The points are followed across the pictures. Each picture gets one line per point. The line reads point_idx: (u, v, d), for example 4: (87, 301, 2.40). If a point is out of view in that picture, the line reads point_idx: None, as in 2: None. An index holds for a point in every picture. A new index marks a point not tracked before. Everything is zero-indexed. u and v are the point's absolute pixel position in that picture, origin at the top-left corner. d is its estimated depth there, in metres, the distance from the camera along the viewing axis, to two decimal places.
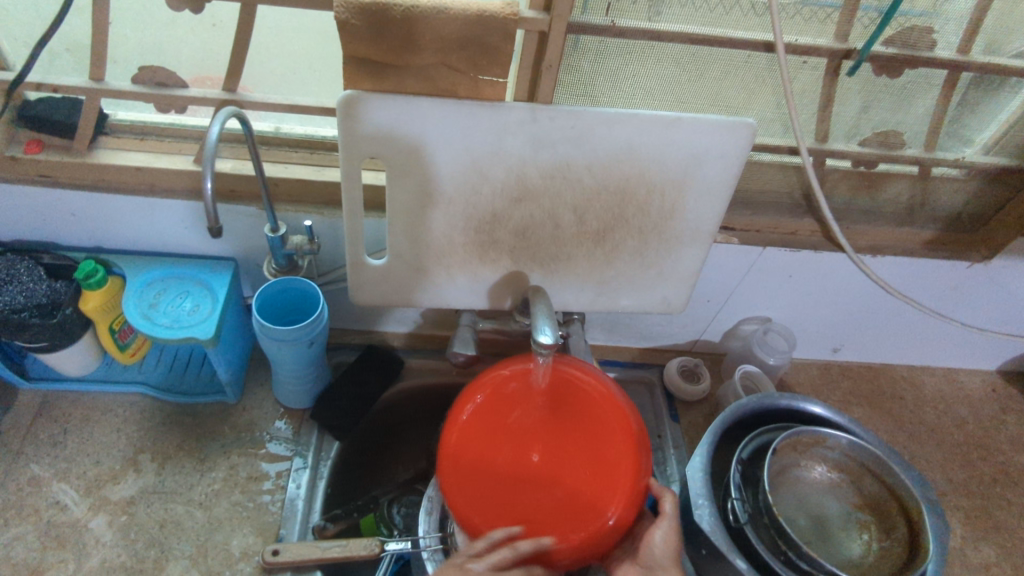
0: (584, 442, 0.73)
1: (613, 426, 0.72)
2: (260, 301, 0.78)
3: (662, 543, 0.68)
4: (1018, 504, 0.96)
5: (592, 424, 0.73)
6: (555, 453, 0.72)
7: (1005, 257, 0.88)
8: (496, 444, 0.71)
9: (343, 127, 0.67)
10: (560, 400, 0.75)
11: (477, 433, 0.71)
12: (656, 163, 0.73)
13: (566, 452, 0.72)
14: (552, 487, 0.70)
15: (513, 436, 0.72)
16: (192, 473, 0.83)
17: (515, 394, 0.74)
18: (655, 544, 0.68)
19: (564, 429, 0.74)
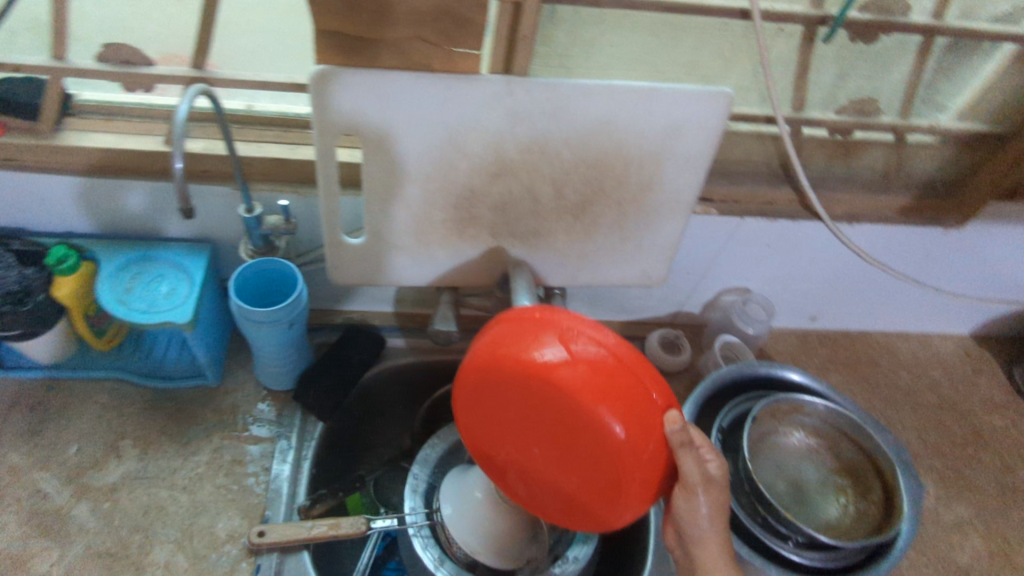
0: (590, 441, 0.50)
1: (640, 395, 0.50)
2: (237, 283, 0.77)
3: (705, 510, 0.56)
4: (990, 464, 0.99)
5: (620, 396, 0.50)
6: (563, 445, 0.52)
7: (978, 222, 0.89)
8: (500, 420, 0.55)
9: (316, 104, 0.65)
10: (555, 393, 0.49)
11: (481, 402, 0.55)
12: (634, 134, 0.72)
13: (573, 450, 0.51)
14: (565, 478, 0.54)
15: (510, 426, 0.54)
16: (175, 457, 0.83)
17: (502, 383, 0.52)
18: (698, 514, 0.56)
19: (565, 427, 0.51)
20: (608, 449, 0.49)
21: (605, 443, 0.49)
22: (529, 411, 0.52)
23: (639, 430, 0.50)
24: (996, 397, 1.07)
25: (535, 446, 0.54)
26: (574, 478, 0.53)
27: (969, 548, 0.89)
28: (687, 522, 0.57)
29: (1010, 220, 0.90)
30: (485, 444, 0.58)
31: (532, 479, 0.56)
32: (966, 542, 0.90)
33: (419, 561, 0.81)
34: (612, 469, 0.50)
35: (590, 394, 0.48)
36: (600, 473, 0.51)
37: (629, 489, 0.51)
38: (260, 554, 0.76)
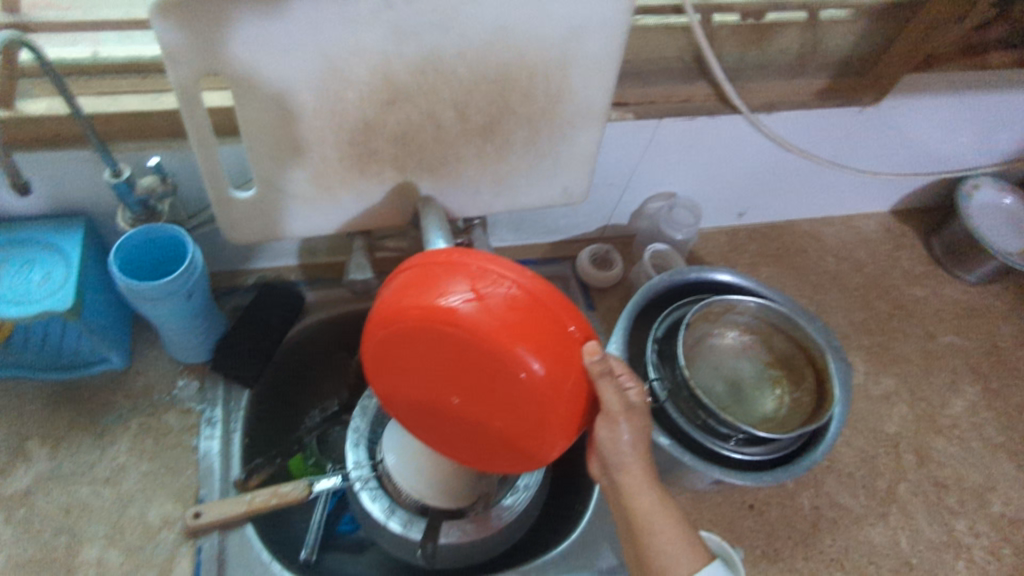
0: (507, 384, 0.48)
1: (556, 331, 0.48)
2: (119, 257, 0.69)
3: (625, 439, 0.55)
4: (913, 334, 1.03)
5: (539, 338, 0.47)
6: (480, 394, 0.50)
7: (895, 97, 0.87)
8: (408, 377, 0.51)
9: (162, 40, 0.56)
10: (468, 340, 0.47)
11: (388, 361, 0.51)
12: (534, 42, 0.66)
13: (491, 397, 0.49)
14: (487, 424, 0.52)
15: (424, 382, 0.51)
16: (91, 451, 0.77)
17: (411, 337, 0.49)
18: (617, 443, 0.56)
19: (481, 374, 0.48)
20: (528, 390, 0.48)
21: (523, 385, 0.47)
22: (442, 363, 0.49)
23: (559, 367, 0.48)
24: (916, 269, 1.11)
25: (452, 398, 0.51)
26: (494, 425, 0.51)
27: (897, 416, 0.94)
28: (610, 452, 0.57)
29: (927, 93, 0.88)
30: (403, 405, 0.55)
31: (454, 431, 0.54)
32: (893, 411, 0.95)
33: (371, 514, 0.79)
34: (533, 409, 0.49)
35: (505, 335, 0.46)
36: (521, 416, 0.49)
37: (552, 427, 0.50)
38: (200, 535, 0.73)
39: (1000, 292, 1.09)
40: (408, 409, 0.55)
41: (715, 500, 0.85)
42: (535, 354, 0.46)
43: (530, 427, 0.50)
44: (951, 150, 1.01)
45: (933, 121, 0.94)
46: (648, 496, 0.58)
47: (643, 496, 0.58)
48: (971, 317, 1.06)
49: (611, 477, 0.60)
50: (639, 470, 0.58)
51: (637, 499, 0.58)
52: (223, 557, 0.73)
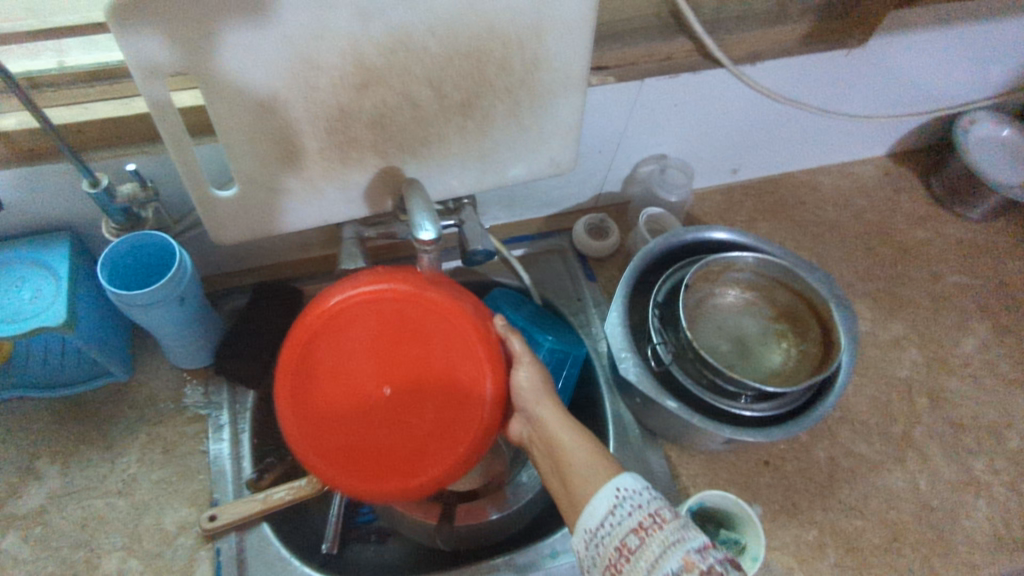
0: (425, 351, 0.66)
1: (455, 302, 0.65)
2: (106, 267, 0.68)
3: (528, 382, 0.68)
4: (918, 277, 1.01)
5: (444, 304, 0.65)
6: (406, 357, 0.66)
7: (880, 36, 0.85)
8: (347, 361, 0.66)
9: (123, 43, 0.55)
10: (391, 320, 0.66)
11: (330, 349, 0.66)
12: (504, 10, 0.64)
13: (416, 370, 0.66)
14: (416, 406, 0.66)
15: (353, 379, 0.66)
16: (102, 463, 0.77)
17: (344, 332, 0.65)
18: (522, 386, 0.68)
19: (401, 349, 0.66)
20: (441, 339, 0.66)
21: (437, 347, 0.66)
22: (375, 333, 0.66)
23: (460, 331, 0.65)
24: (917, 211, 1.09)
25: (379, 394, 0.66)
26: (422, 385, 0.66)
27: (907, 361, 0.94)
28: (525, 395, 0.69)
29: (913, 28, 0.86)
30: (330, 415, 0.65)
31: (387, 423, 0.66)
32: (904, 356, 0.94)
33: None
34: (446, 356, 0.66)
35: (421, 295, 0.65)
36: (439, 382, 0.66)
37: (467, 375, 0.66)
38: (217, 537, 0.73)
39: (1003, 227, 1.07)
40: (337, 418, 0.66)
41: (729, 460, 0.84)
42: (442, 319, 0.65)
43: (449, 378, 0.66)
44: (943, 86, 0.99)
45: (924, 58, 0.92)
46: (563, 433, 0.66)
47: (559, 432, 0.66)
48: (975, 255, 1.04)
49: (536, 424, 0.69)
50: (549, 407, 0.67)
51: (556, 436, 0.66)
52: (242, 556, 0.73)
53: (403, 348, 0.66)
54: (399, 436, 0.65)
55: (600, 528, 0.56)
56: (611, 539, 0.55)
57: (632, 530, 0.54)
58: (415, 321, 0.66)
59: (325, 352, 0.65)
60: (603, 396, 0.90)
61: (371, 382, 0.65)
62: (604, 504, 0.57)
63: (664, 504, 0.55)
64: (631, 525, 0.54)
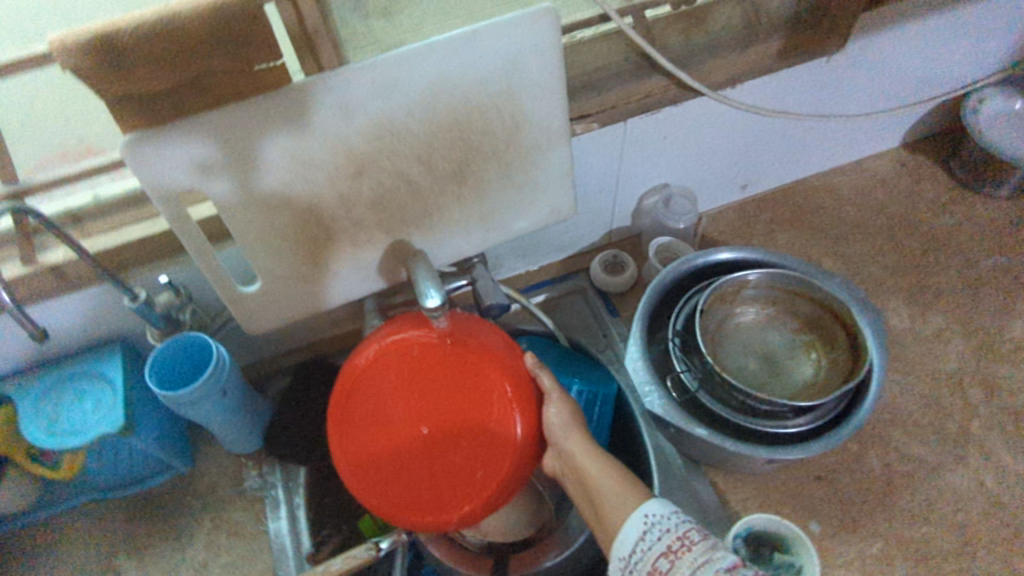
0: (459, 392, 0.67)
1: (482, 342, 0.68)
2: (153, 371, 0.75)
3: (557, 419, 0.69)
4: (951, 264, 0.98)
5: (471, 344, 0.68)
6: (436, 396, 0.67)
7: (859, 38, 0.85)
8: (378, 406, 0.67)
9: (140, 174, 0.63)
10: (428, 363, 0.68)
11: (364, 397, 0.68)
12: (475, 84, 0.69)
13: (450, 410, 0.67)
14: (449, 448, 0.66)
15: (390, 421, 0.67)
16: (173, 554, 0.82)
17: (382, 375, 0.68)
18: (553, 422, 0.69)
19: (431, 390, 0.67)
20: (468, 375, 0.67)
21: (470, 388, 0.67)
22: (405, 377, 0.67)
23: (485, 367, 0.67)
24: (942, 196, 1.06)
25: (414, 433, 0.66)
26: (452, 423, 0.66)
27: (953, 352, 0.90)
28: (557, 431, 0.69)
29: (891, 24, 0.86)
30: (366, 458, 0.67)
31: (421, 463, 0.66)
32: (948, 348, 0.90)
33: (440, 561, 0.81)
34: (475, 393, 0.67)
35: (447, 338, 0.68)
36: (472, 422, 0.66)
37: (495, 411, 0.66)
38: None
39: None
40: (373, 461, 0.66)
41: (778, 479, 0.82)
42: (476, 359, 0.67)
43: (479, 415, 0.66)
44: (941, 71, 0.98)
45: (911, 48, 0.91)
46: (592, 465, 0.67)
47: (591, 467, 0.67)
48: (1011, 232, 1.00)
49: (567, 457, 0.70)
50: (580, 441, 0.68)
51: (586, 469, 0.67)
52: None
53: (431, 387, 0.67)
54: (433, 475, 0.66)
55: (633, 555, 0.57)
56: (644, 564, 0.56)
57: (662, 554, 0.55)
58: (449, 362, 0.68)
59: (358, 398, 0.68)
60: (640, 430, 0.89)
61: (401, 424, 0.67)
62: (635, 531, 0.58)
63: (692, 526, 0.56)
64: (661, 549, 0.55)
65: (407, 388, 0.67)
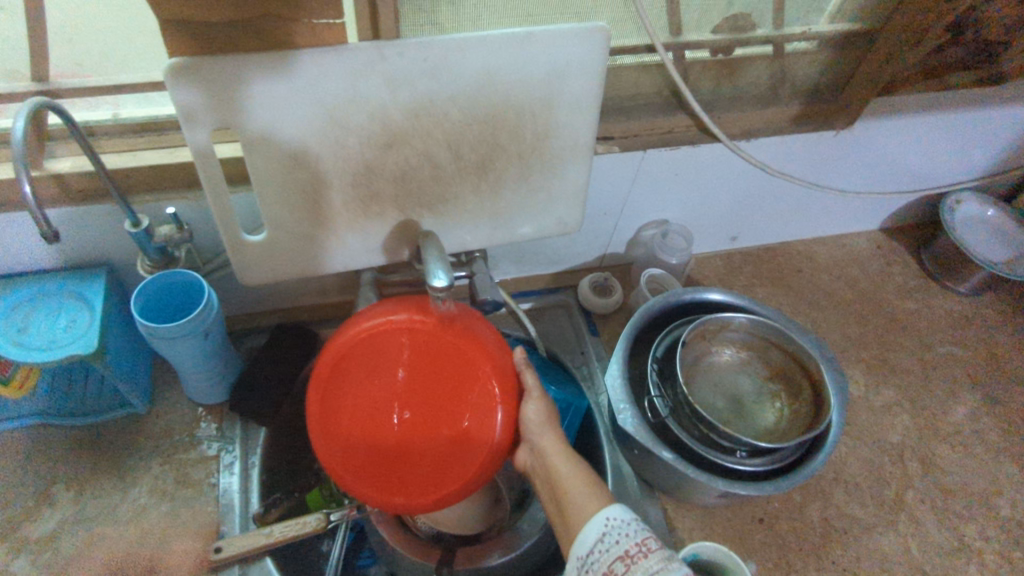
0: (446, 382, 0.67)
1: (473, 334, 0.68)
2: (139, 301, 0.73)
3: (536, 416, 0.70)
4: (910, 346, 1.05)
5: (462, 334, 0.67)
6: (420, 381, 0.67)
7: (865, 120, 0.91)
8: (362, 384, 0.67)
9: (175, 99, 0.61)
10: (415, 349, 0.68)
11: (348, 373, 0.67)
12: (518, 84, 0.71)
13: (436, 399, 0.67)
14: (427, 434, 0.66)
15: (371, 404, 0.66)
16: (115, 492, 0.80)
17: (367, 359, 0.67)
18: (531, 419, 0.70)
19: (416, 376, 0.67)
20: (455, 363, 0.67)
21: (457, 379, 0.67)
22: (392, 359, 0.67)
23: (473, 359, 0.67)
24: (909, 282, 1.13)
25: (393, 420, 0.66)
26: (433, 409, 0.67)
27: (899, 426, 0.95)
28: (533, 428, 0.70)
29: (896, 114, 0.92)
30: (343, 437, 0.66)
31: (397, 446, 0.66)
32: (896, 421, 0.96)
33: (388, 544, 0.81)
34: (459, 383, 0.67)
35: (439, 325, 0.67)
36: (454, 410, 0.67)
37: (477, 403, 0.67)
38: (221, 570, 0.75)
39: (992, 301, 1.11)
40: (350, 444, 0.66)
41: (725, 517, 0.86)
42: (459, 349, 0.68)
43: (459, 404, 0.67)
44: (929, 167, 1.06)
45: (908, 140, 0.98)
46: (565, 466, 0.67)
47: (559, 465, 0.67)
48: (965, 326, 1.08)
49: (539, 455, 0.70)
50: (552, 440, 0.69)
51: (557, 467, 0.67)
52: None
53: (416, 372, 0.67)
54: (406, 459, 0.66)
55: (589, 557, 0.58)
56: (599, 566, 0.56)
57: (619, 557, 0.55)
58: (443, 352, 0.67)
59: (341, 373, 0.67)
60: (603, 447, 0.91)
61: (382, 405, 0.66)
62: (594, 532, 0.59)
63: (650, 534, 0.57)
64: (618, 552, 0.56)
65: (391, 370, 0.67)
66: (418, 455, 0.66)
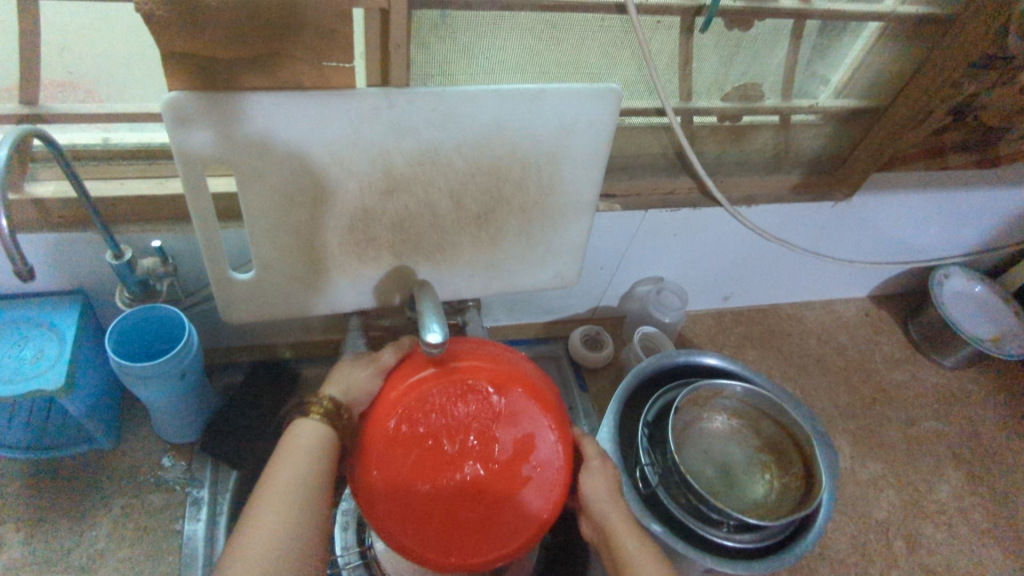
0: (514, 454, 0.60)
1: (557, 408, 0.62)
2: (114, 335, 0.70)
3: (598, 486, 0.64)
4: (896, 417, 1.04)
5: (548, 408, 0.61)
6: (489, 446, 0.59)
7: (864, 193, 0.92)
8: (426, 435, 0.58)
9: (174, 132, 0.59)
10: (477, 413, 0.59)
11: (413, 419, 0.58)
12: (526, 138, 0.70)
13: (500, 469, 0.60)
14: (476, 502, 0.60)
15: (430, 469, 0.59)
16: (69, 535, 0.75)
17: (428, 424, 0.59)
18: (594, 489, 0.64)
19: (486, 438, 0.60)
20: (530, 438, 0.60)
21: (525, 445, 0.60)
22: (465, 415, 0.59)
23: (550, 438, 0.61)
24: (896, 352, 1.14)
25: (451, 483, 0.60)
26: (493, 478, 0.60)
27: (885, 501, 0.94)
28: (593, 502, 0.64)
29: (894, 188, 0.93)
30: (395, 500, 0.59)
31: (456, 512, 0.59)
32: (881, 496, 0.94)
33: None
34: (528, 458, 0.61)
35: (528, 394, 0.60)
36: (518, 479, 0.60)
37: (539, 485, 0.61)
38: None
39: (976, 377, 1.12)
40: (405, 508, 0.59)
41: None
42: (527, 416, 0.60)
43: (520, 481, 0.60)
44: (923, 240, 1.07)
45: (904, 213, 0.99)
46: (631, 542, 0.60)
47: (629, 544, 0.60)
48: (950, 401, 1.08)
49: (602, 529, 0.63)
50: (620, 512, 0.63)
51: (621, 542, 0.60)
52: None
53: (490, 433, 0.60)
54: (448, 519, 0.60)
55: None
56: None
57: None
58: (520, 420, 0.60)
59: (406, 415, 0.58)
60: None
61: (440, 459, 0.59)
62: None
63: None
64: None
65: (462, 425, 0.59)
66: (460, 522, 0.60)
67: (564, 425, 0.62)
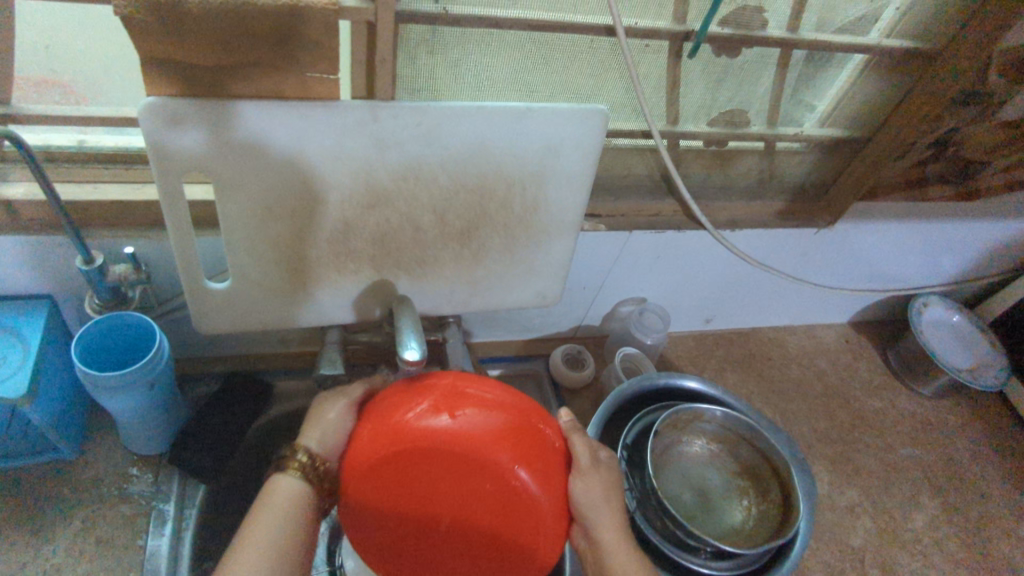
0: (497, 505, 0.57)
1: (537, 450, 0.59)
2: (81, 343, 0.67)
3: (589, 492, 0.60)
4: (873, 445, 1.04)
5: (525, 450, 0.58)
6: (468, 497, 0.57)
7: (846, 221, 0.93)
8: (400, 487, 0.56)
9: (150, 138, 0.57)
10: (439, 459, 0.57)
11: (383, 470, 0.56)
12: (512, 156, 0.69)
13: (484, 522, 0.57)
14: (462, 559, 0.57)
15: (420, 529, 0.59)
16: (25, 548, 0.72)
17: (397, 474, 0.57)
18: (585, 499, 0.60)
19: (464, 487, 0.57)
20: (511, 485, 0.57)
21: (507, 496, 0.57)
22: (438, 462, 0.57)
23: (532, 484, 0.57)
24: (875, 379, 1.14)
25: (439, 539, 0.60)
26: (477, 533, 0.57)
27: (861, 529, 0.93)
28: (585, 510, 0.60)
29: (876, 217, 0.94)
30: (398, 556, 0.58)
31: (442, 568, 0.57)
32: (858, 523, 0.94)
33: None
34: (513, 508, 0.57)
35: (496, 438, 0.58)
36: (502, 514, 0.57)
37: (528, 537, 0.57)
38: None
39: (952, 405, 1.12)
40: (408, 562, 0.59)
41: None
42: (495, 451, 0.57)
43: (506, 534, 0.57)
44: (902, 269, 1.08)
45: (885, 242, 1.00)
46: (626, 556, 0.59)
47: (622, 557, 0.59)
48: (927, 429, 1.08)
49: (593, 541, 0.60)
50: (612, 521, 0.60)
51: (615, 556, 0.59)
52: None
53: (468, 485, 0.57)
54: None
55: None
56: None
57: None
58: (496, 467, 0.57)
59: (377, 468, 0.56)
60: None
61: (419, 515, 0.56)
62: None
63: None
64: None
65: (437, 478, 0.57)
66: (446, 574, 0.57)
67: (546, 467, 0.59)
